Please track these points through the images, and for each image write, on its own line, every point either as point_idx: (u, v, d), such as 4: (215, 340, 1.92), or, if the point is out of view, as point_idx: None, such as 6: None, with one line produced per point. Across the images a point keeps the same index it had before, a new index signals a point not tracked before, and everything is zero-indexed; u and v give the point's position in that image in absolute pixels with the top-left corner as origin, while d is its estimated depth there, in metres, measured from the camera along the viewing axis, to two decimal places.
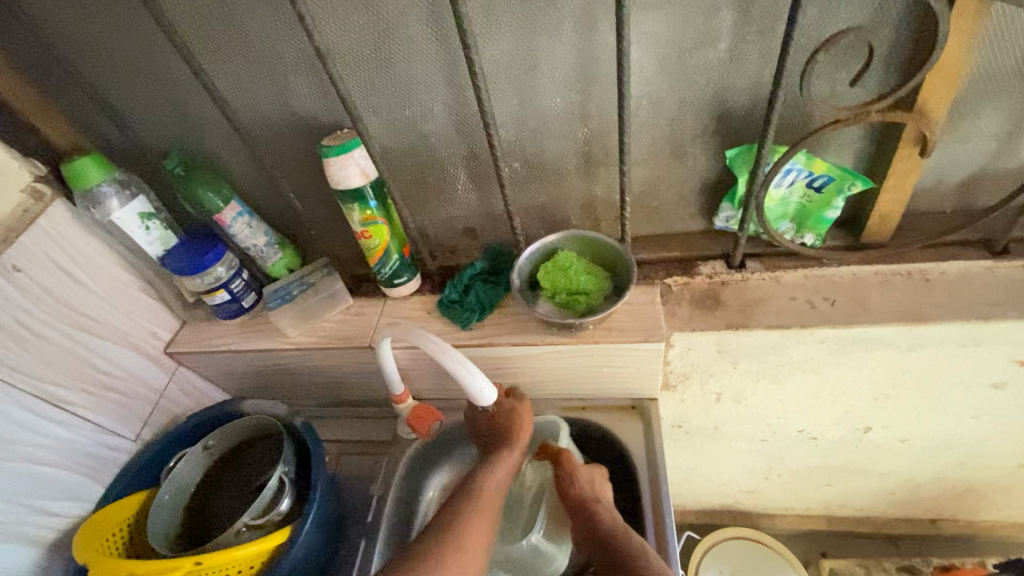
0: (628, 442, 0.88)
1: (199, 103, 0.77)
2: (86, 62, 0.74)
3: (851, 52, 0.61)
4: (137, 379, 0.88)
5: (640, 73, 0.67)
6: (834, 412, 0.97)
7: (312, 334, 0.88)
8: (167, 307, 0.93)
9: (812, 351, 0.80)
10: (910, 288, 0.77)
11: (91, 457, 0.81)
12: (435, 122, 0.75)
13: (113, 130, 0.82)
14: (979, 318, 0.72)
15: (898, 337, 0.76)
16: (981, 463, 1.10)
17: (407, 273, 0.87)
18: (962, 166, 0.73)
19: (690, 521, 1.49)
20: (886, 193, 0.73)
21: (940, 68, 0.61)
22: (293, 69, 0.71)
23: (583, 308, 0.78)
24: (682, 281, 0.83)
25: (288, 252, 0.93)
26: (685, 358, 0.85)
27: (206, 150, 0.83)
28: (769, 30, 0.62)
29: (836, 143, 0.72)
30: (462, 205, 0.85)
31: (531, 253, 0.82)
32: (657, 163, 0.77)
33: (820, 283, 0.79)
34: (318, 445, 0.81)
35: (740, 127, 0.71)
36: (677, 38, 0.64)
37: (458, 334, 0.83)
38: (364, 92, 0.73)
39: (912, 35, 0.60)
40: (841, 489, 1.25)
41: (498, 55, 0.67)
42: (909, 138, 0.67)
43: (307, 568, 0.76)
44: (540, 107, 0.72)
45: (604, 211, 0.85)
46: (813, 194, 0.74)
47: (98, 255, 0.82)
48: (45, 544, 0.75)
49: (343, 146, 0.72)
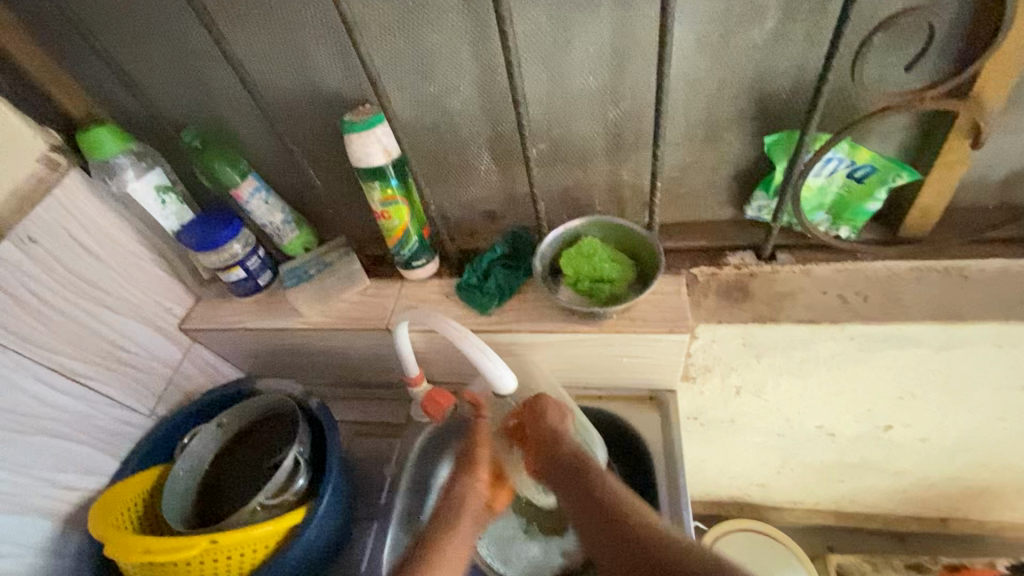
0: (646, 433, 0.87)
1: (218, 72, 0.74)
2: (102, 27, 0.71)
3: (907, 35, 0.58)
4: (152, 354, 0.87)
5: (679, 52, 0.64)
6: (856, 409, 0.95)
7: (328, 314, 0.86)
8: (181, 282, 0.91)
9: (840, 347, 0.78)
10: (947, 285, 0.74)
11: (106, 432, 0.80)
12: (460, 98, 0.73)
13: (128, 99, 0.79)
14: (1019, 319, 0.70)
15: (932, 336, 0.74)
16: (1001, 464, 1.08)
17: (425, 256, 0.85)
18: (1012, 159, 0.70)
19: (696, 511, 1.48)
20: (930, 185, 0.70)
21: (1002, 53, 0.58)
22: (316, 40, 0.69)
23: (606, 296, 0.77)
24: (709, 271, 0.80)
25: (304, 230, 0.91)
26: (708, 350, 0.83)
27: (223, 122, 0.80)
28: (819, 9, 0.59)
29: (880, 132, 0.69)
30: (484, 186, 0.83)
31: (553, 238, 0.79)
32: (689, 148, 0.74)
33: (853, 278, 0.76)
34: (333, 425, 0.80)
35: (780, 112, 0.68)
36: (722, 15, 0.60)
37: (477, 318, 0.81)
38: (388, 65, 0.70)
39: (974, 18, 0.56)
40: (854, 485, 1.24)
41: (530, 29, 0.64)
42: (960, 128, 0.64)
43: (320, 549, 0.76)
44: (571, 85, 0.69)
45: (630, 196, 0.82)
46: (852, 184, 0.72)
47: (113, 228, 0.81)
48: (62, 516, 0.75)
49: (366, 123, 0.70)
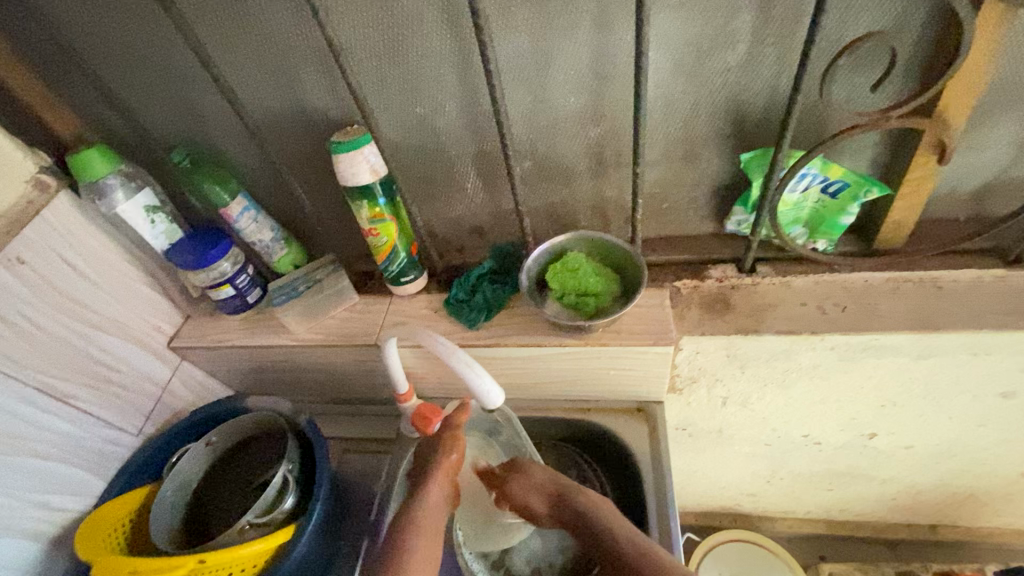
0: (634, 445, 0.87)
1: (206, 94, 0.76)
2: (93, 53, 0.73)
3: (871, 58, 0.61)
4: (140, 373, 0.87)
5: (656, 74, 0.66)
6: (840, 417, 0.96)
7: (316, 332, 0.87)
8: (170, 301, 0.92)
9: (821, 357, 0.80)
10: (922, 295, 0.76)
11: (93, 452, 0.80)
12: (446, 119, 0.74)
13: (118, 120, 0.81)
14: (990, 328, 0.72)
15: (909, 345, 0.76)
16: (983, 471, 1.10)
17: (413, 272, 0.86)
18: (978, 174, 0.73)
19: (689, 522, 1.48)
20: (901, 200, 0.72)
21: (961, 74, 0.61)
22: (304, 64, 0.70)
23: (592, 310, 0.78)
24: (691, 284, 0.82)
25: (293, 247, 0.92)
26: (693, 362, 0.84)
27: (211, 142, 0.81)
28: (788, 33, 0.61)
29: (851, 148, 0.71)
30: (471, 204, 0.85)
31: (539, 254, 0.81)
32: (669, 165, 0.76)
33: (832, 289, 0.78)
34: (322, 441, 0.80)
35: (755, 131, 0.71)
36: (696, 38, 0.63)
37: (465, 333, 0.82)
38: (376, 87, 0.72)
39: (935, 42, 0.59)
40: (842, 493, 1.25)
41: (512, 54, 0.67)
42: (925, 145, 0.66)
43: (309, 567, 0.76)
44: (554, 105, 0.71)
45: (614, 212, 0.84)
46: (826, 199, 0.74)
47: (102, 249, 0.81)
48: (47, 539, 0.74)
49: (353, 143, 0.71)
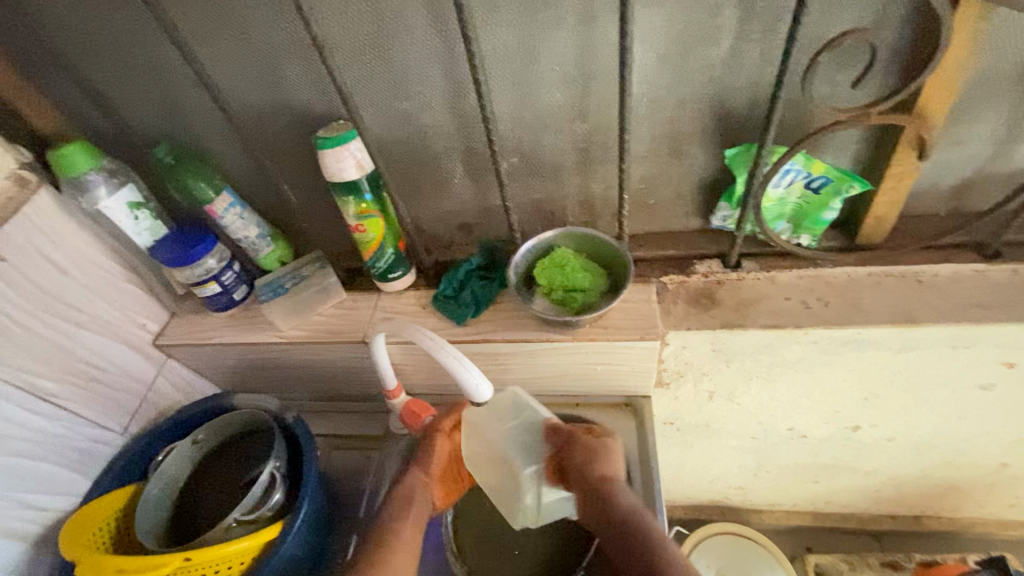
0: (622, 439, 0.88)
1: (189, 90, 0.75)
2: (74, 49, 0.72)
3: (852, 54, 0.62)
4: (125, 371, 0.86)
5: (640, 69, 0.67)
6: (825, 410, 0.97)
7: (303, 328, 0.87)
8: (155, 298, 0.91)
9: (806, 351, 0.81)
10: (903, 289, 0.77)
11: (77, 451, 0.79)
12: (432, 114, 0.74)
13: (99, 116, 0.80)
14: (970, 320, 0.73)
15: (890, 338, 0.77)
16: (965, 461, 1.12)
17: (401, 268, 0.86)
18: (957, 170, 0.74)
19: (677, 516, 1.50)
20: (883, 195, 0.73)
21: (942, 70, 0.62)
22: (287, 58, 0.70)
23: (579, 305, 0.78)
24: (678, 280, 0.83)
25: (280, 244, 0.91)
26: (679, 356, 0.85)
27: (196, 138, 0.81)
28: (771, 29, 0.62)
29: (834, 144, 0.72)
30: (459, 199, 0.85)
31: (527, 249, 0.81)
32: (656, 161, 0.76)
33: (815, 283, 0.79)
34: (309, 438, 0.79)
35: (739, 127, 0.71)
36: (680, 34, 0.63)
37: (453, 329, 0.82)
38: (361, 82, 0.71)
39: (915, 37, 0.60)
40: (828, 485, 1.27)
41: (498, 49, 0.66)
42: (906, 141, 0.67)
43: (296, 566, 0.76)
44: (540, 101, 0.71)
45: (601, 207, 0.84)
46: (810, 195, 0.75)
47: (85, 245, 0.80)
48: (31, 539, 0.74)
49: (338, 138, 0.71)
